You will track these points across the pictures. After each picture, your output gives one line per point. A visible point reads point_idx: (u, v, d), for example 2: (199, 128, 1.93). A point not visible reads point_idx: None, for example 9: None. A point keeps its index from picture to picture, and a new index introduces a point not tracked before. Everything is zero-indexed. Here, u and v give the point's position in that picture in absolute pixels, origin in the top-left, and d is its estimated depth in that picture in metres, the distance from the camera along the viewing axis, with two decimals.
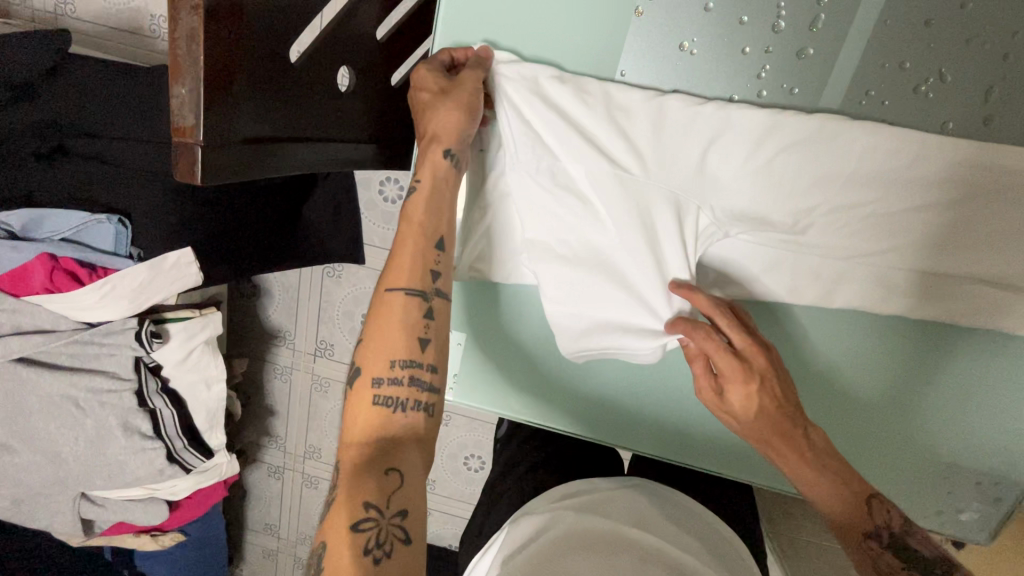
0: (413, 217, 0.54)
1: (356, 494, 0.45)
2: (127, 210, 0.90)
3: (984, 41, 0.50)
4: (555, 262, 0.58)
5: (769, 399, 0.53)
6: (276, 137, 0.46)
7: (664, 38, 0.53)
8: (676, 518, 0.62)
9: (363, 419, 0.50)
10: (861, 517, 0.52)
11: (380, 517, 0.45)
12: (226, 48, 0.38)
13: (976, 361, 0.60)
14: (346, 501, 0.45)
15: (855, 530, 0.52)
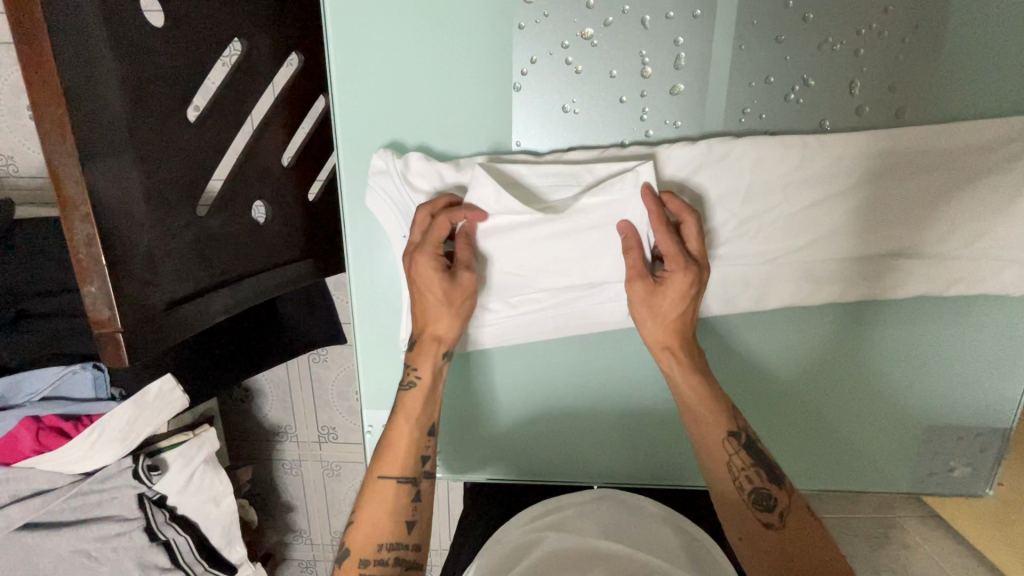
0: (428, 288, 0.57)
1: (391, 488, 0.59)
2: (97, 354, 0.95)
3: (834, 43, 0.53)
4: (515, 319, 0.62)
5: (688, 315, 0.58)
6: (200, 291, 0.48)
7: (547, 105, 0.56)
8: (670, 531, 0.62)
9: (395, 438, 0.60)
10: (730, 447, 0.58)
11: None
12: (131, 235, 0.40)
13: (928, 325, 0.62)
14: (379, 490, 0.59)
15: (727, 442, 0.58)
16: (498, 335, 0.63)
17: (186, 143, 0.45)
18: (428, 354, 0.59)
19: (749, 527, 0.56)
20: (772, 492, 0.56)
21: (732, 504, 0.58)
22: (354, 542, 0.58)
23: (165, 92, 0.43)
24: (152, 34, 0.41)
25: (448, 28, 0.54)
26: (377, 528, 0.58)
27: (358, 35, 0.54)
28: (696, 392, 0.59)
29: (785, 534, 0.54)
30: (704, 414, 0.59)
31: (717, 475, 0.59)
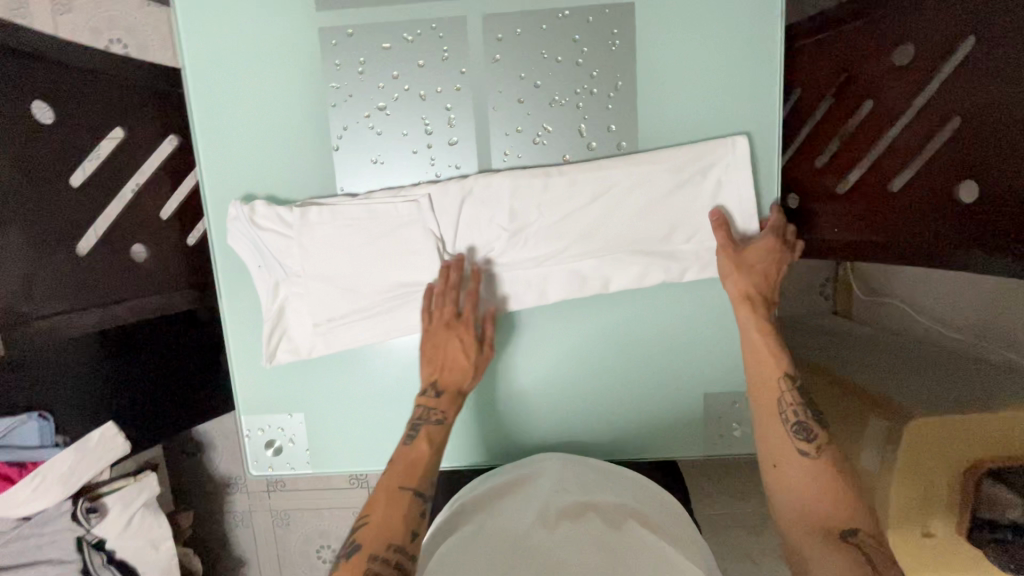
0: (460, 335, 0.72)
1: (395, 496, 0.64)
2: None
3: (560, 101, 0.72)
4: (351, 326, 0.77)
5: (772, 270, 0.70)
6: (71, 309, 0.68)
7: (359, 159, 0.75)
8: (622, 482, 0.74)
9: (397, 457, 0.68)
10: (774, 373, 0.69)
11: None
12: (3, 269, 0.62)
13: (683, 309, 0.77)
14: (387, 497, 0.64)
15: (773, 374, 0.69)
16: (339, 343, 0.77)
17: (67, 199, 0.66)
18: (454, 399, 0.71)
19: (778, 452, 0.67)
20: (812, 424, 0.67)
21: (773, 434, 0.68)
22: (357, 553, 0.59)
23: (48, 165, 0.64)
24: (36, 129, 0.63)
25: (281, 112, 0.74)
26: (389, 524, 0.62)
27: (215, 120, 0.74)
28: (768, 350, 0.69)
29: (818, 461, 0.65)
30: (759, 360, 0.70)
31: (766, 395, 0.69)
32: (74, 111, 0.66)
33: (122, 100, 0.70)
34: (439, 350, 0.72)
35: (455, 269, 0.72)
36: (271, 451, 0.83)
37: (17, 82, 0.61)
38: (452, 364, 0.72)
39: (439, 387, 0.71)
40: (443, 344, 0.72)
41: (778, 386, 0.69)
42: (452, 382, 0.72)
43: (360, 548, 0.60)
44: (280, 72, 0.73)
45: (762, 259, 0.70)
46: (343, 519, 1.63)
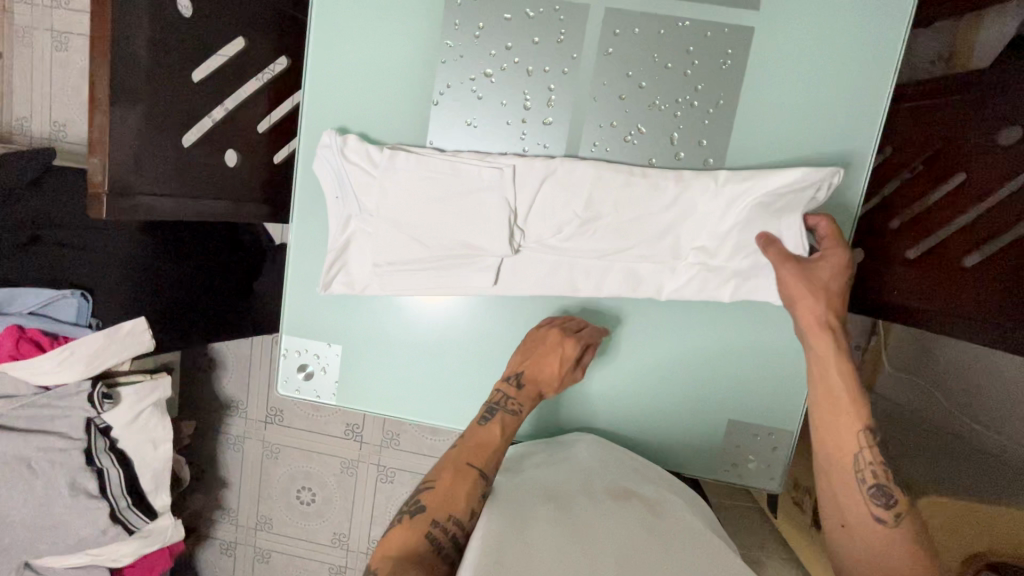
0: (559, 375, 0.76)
1: (465, 472, 0.69)
2: (88, 287, 1.12)
3: (660, 106, 0.74)
4: (408, 274, 0.79)
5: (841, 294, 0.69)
6: (165, 196, 0.66)
7: (455, 118, 0.77)
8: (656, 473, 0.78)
9: (477, 431, 0.74)
10: (858, 421, 0.68)
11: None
12: (125, 136, 0.59)
13: (728, 333, 0.79)
14: (458, 472, 0.69)
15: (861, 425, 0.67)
16: (393, 287, 0.80)
17: (185, 97, 0.66)
18: (531, 399, 0.77)
19: (863, 510, 0.66)
20: (891, 487, 0.66)
21: (847, 489, 0.67)
22: (413, 518, 0.66)
23: (176, 58, 0.64)
24: (173, 20, 0.62)
25: (393, 56, 0.76)
26: (451, 500, 0.67)
27: (329, 50, 0.77)
28: (835, 373, 0.68)
29: (895, 529, 0.65)
30: (835, 415, 0.68)
31: (840, 446, 0.68)
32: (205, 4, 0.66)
33: (252, 11, 0.73)
34: (541, 360, 0.75)
35: (576, 324, 0.77)
36: (303, 374, 0.85)
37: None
38: (540, 376, 0.76)
39: (520, 381, 0.77)
40: (537, 362, 0.75)
41: (863, 440, 0.67)
42: (531, 396, 0.77)
43: (421, 512, 0.67)
44: (401, 19, 0.75)
45: (830, 275, 0.68)
46: (329, 466, 1.67)
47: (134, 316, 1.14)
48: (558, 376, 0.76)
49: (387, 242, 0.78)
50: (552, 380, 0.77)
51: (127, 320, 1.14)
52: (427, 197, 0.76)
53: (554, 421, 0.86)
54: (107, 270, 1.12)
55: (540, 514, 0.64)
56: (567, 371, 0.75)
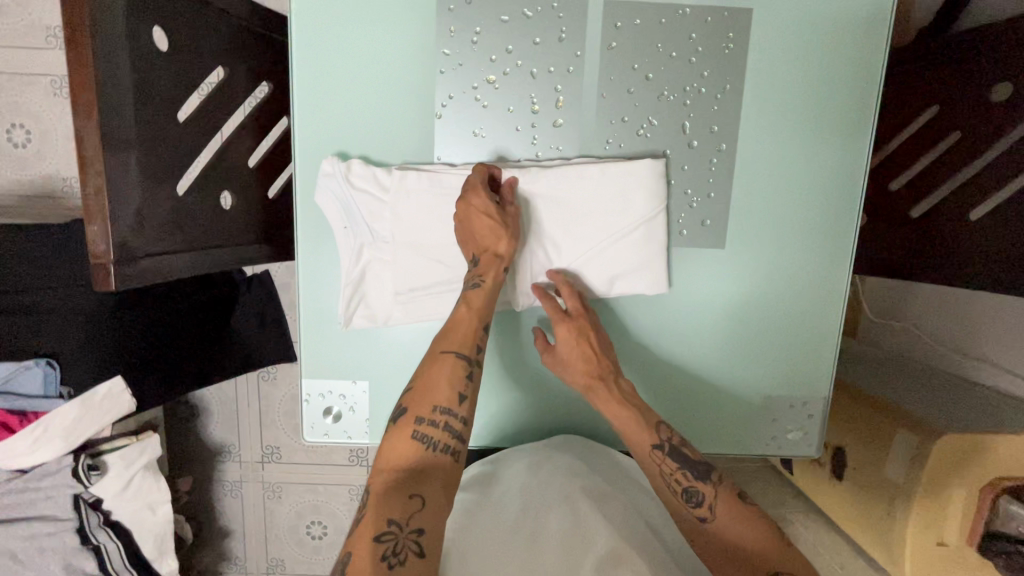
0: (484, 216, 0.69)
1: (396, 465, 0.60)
2: (54, 352, 0.97)
3: (669, 96, 0.73)
4: (432, 297, 0.75)
5: (592, 351, 0.73)
6: (167, 252, 0.59)
7: (461, 129, 0.74)
8: (620, 476, 0.81)
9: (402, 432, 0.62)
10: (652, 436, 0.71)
11: (400, 533, 0.55)
12: (125, 195, 0.52)
13: (753, 312, 0.81)
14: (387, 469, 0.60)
15: (647, 447, 0.70)
16: (418, 312, 0.76)
17: (176, 140, 0.59)
18: (492, 265, 0.70)
19: (685, 518, 0.69)
20: (698, 488, 0.68)
21: (667, 500, 0.70)
22: (390, 456, 0.60)
23: (164, 98, 0.57)
24: (158, 57, 0.56)
25: (387, 70, 0.72)
26: (433, 393, 0.63)
27: (317, 70, 0.71)
28: (622, 414, 0.72)
29: (717, 524, 0.67)
30: (634, 430, 0.71)
31: (649, 467, 0.71)
32: (183, 34, 0.59)
33: (229, 36, 0.66)
34: (476, 236, 0.70)
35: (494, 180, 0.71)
36: (329, 417, 0.81)
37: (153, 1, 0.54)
38: (486, 240, 0.70)
39: (479, 275, 0.69)
40: (469, 234, 0.70)
41: (653, 464, 0.70)
42: (487, 264, 0.70)
43: (405, 414, 0.63)
44: (392, 30, 0.71)
45: (571, 344, 0.73)
46: (339, 495, 1.61)
47: (111, 374, 1.03)
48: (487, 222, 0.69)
49: (405, 267, 0.74)
50: (491, 230, 0.69)
51: (100, 385, 1.02)
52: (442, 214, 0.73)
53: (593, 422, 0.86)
54: (71, 327, 0.97)
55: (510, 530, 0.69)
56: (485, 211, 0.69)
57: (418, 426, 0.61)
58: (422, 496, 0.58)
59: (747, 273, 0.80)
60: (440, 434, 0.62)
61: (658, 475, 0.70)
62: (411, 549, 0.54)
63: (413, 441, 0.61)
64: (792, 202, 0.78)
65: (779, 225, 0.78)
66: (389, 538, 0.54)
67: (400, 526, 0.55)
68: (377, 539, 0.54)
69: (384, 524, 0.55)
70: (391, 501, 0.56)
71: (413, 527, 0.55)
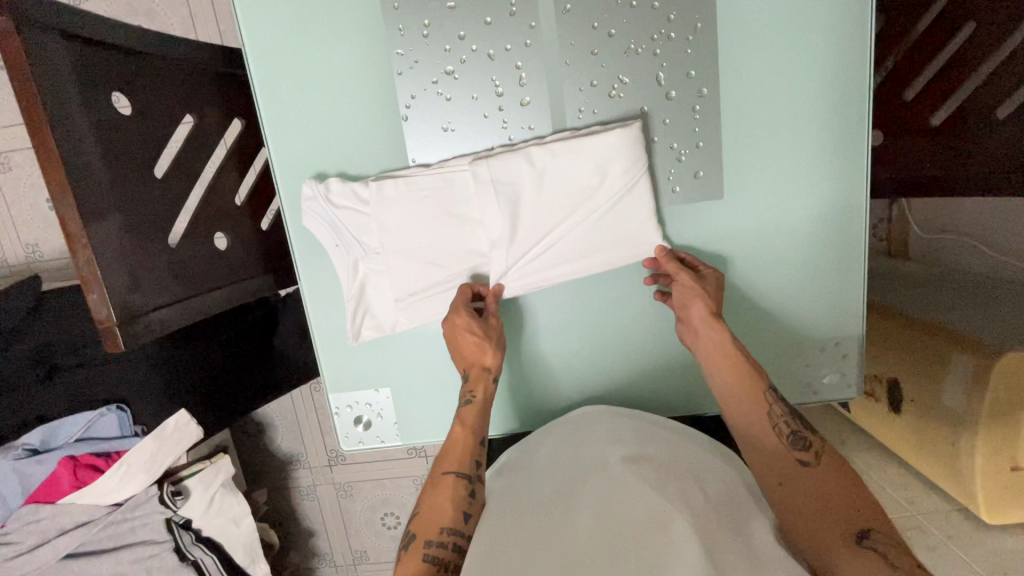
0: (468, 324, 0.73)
1: (445, 510, 0.66)
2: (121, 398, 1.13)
3: (637, 49, 0.69)
4: (431, 298, 0.76)
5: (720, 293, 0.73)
6: (171, 303, 0.63)
7: (430, 127, 0.72)
8: (675, 445, 0.71)
9: (440, 476, 0.69)
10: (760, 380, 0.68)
11: (451, 544, 0.64)
12: (117, 260, 0.55)
13: (768, 259, 0.76)
14: (436, 509, 0.67)
15: (756, 389, 0.67)
16: (422, 315, 0.77)
17: (155, 198, 0.62)
18: (482, 378, 0.74)
19: (784, 466, 0.62)
20: (806, 433, 0.64)
21: (765, 443, 0.65)
22: (426, 501, 0.68)
23: (135, 158, 0.60)
24: (121, 122, 0.58)
25: (347, 84, 0.72)
26: (458, 444, 0.71)
27: (280, 97, 0.72)
28: (733, 357, 0.68)
29: (821, 469, 0.61)
30: (740, 370, 0.68)
31: (755, 410, 0.66)
32: (141, 92, 0.61)
33: (191, 82, 0.68)
34: (463, 353, 0.74)
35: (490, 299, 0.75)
36: (361, 425, 0.84)
37: (103, 71, 0.56)
38: (473, 353, 0.74)
39: (466, 370, 0.75)
40: (455, 339, 0.75)
41: (763, 399, 0.67)
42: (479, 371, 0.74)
43: (437, 464, 0.70)
44: (343, 42, 0.70)
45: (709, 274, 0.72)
46: (405, 486, 1.69)
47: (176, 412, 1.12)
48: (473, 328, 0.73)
49: (400, 274, 0.75)
50: (476, 339, 0.73)
51: (170, 418, 1.12)
52: (425, 216, 0.73)
53: (618, 395, 0.85)
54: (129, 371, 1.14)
55: (536, 516, 0.64)
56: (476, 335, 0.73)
57: (455, 470, 0.69)
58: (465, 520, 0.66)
59: (755, 220, 0.75)
60: (471, 473, 0.70)
61: (765, 413, 0.66)
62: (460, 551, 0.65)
63: (449, 480, 0.68)
64: (791, 134, 0.72)
65: (782, 161, 0.72)
66: (441, 545, 0.64)
67: (449, 538, 0.64)
68: (427, 546, 0.64)
69: (432, 539, 0.64)
70: (434, 519, 0.66)
71: (457, 540, 0.65)
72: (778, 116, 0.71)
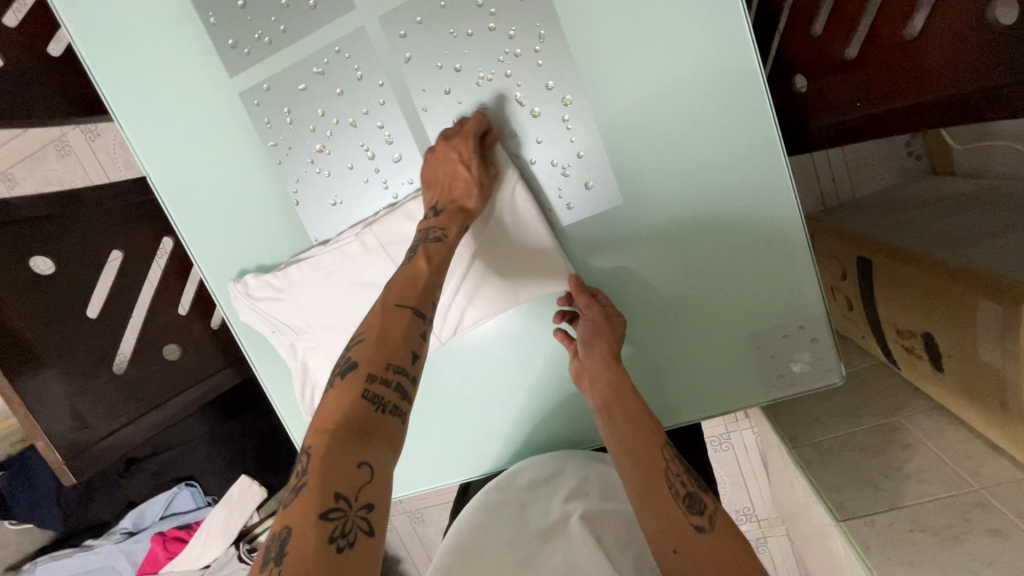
0: (442, 172, 0.66)
1: (330, 483, 0.46)
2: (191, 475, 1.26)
3: (486, 76, 0.66)
4: None
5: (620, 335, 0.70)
6: (127, 421, 0.76)
7: (320, 205, 0.74)
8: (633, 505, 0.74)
9: (335, 406, 0.52)
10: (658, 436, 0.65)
11: (347, 510, 0.45)
12: (59, 408, 0.68)
13: (698, 254, 0.69)
14: (318, 489, 0.45)
15: (655, 442, 0.65)
16: None
17: (87, 335, 0.74)
18: (455, 219, 0.66)
19: (685, 530, 0.58)
20: (703, 498, 0.62)
21: (663, 502, 0.61)
22: (362, 355, 0.55)
23: (64, 312, 0.71)
24: (42, 282, 0.69)
25: (239, 185, 0.76)
26: (390, 350, 0.56)
27: (188, 212, 0.77)
28: (634, 402, 0.67)
29: (715, 534, 0.58)
30: (640, 421, 0.65)
31: (653, 466, 0.63)
32: (62, 251, 0.72)
33: (110, 223, 0.77)
34: (441, 179, 0.66)
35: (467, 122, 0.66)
36: None
37: (11, 247, 0.67)
38: (455, 188, 0.66)
39: (438, 207, 0.66)
40: (435, 169, 0.67)
41: (661, 455, 0.64)
42: (453, 210, 0.66)
43: (354, 368, 0.55)
44: (224, 149, 0.74)
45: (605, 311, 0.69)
46: None
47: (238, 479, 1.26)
48: (452, 178, 0.66)
49: (331, 350, 0.77)
50: (450, 169, 0.65)
51: (234, 486, 1.26)
52: (337, 291, 0.75)
53: (580, 417, 0.81)
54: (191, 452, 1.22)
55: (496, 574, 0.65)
56: (451, 136, 0.65)
57: (408, 305, 0.59)
58: (377, 411, 0.52)
59: (666, 215, 0.68)
60: (425, 313, 0.61)
61: (662, 470, 0.63)
62: (360, 528, 0.45)
63: (405, 315, 0.59)
64: (682, 117, 0.64)
65: (681, 149, 0.65)
66: (339, 516, 0.44)
67: (348, 502, 0.45)
68: (322, 517, 0.44)
69: (376, 376, 0.54)
70: (339, 473, 0.46)
71: (362, 502, 0.46)
72: (661, 103, 0.64)
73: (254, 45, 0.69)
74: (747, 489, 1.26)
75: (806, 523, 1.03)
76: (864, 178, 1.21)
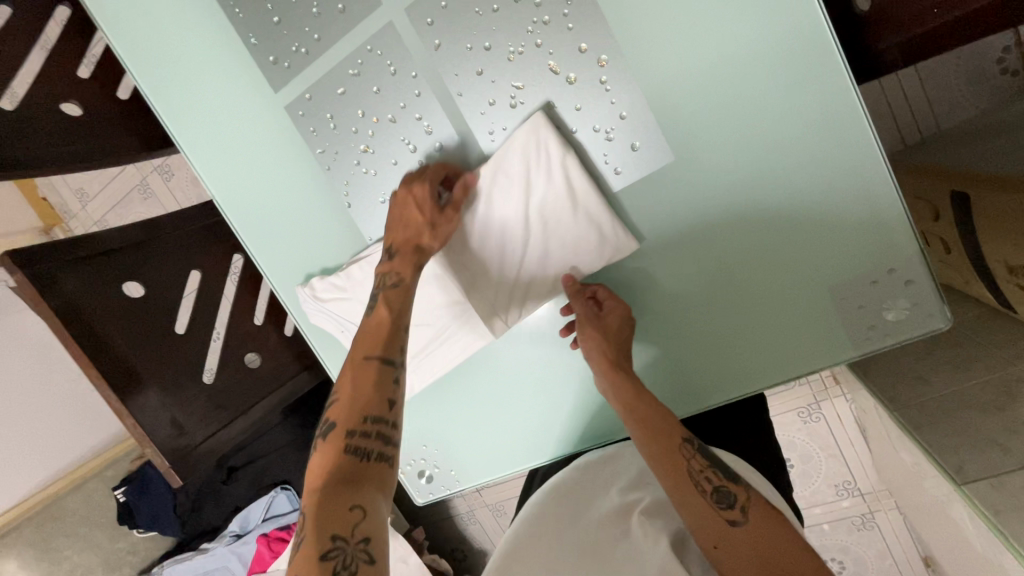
0: (403, 212, 0.68)
1: (324, 527, 0.48)
2: (286, 479, 1.36)
3: (518, 50, 0.64)
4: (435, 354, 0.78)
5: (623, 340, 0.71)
6: (220, 428, 0.83)
7: (372, 203, 0.76)
8: None
9: (321, 459, 0.54)
10: (672, 435, 0.65)
11: (346, 547, 0.48)
12: (159, 417, 0.75)
13: (764, 203, 0.64)
14: (312, 539, 0.48)
15: (668, 440, 0.65)
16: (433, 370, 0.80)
17: (175, 352, 0.79)
18: (410, 259, 0.66)
19: (715, 526, 0.58)
20: (731, 489, 0.61)
21: (690, 496, 0.61)
22: (339, 415, 0.57)
23: (155, 331, 0.78)
24: (134, 304, 0.76)
25: (295, 194, 0.79)
26: (360, 399, 0.58)
27: (253, 226, 0.82)
28: (640, 404, 0.67)
29: (750, 526, 0.58)
30: (650, 420, 0.66)
31: (669, 469, 0.63)
32: (148, 275, 0.79)
33: (186, 247, 0.84)
34: (400, 222, 0.68)
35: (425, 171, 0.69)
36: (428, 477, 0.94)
37: (103, 273, 0.73)
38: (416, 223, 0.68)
39: (393, 249, 0.68)
40: (401, 205, 0.69)
41: (680, 454, 0.64)
42: (409, 252, 0.67)
43: (331, 428, 0.56)
44: (277, 163, 0.78)
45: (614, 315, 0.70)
46: None
47: None
48: (415, 214, 0.68)
49: None
50: (408, 211, 0.68)
51: None
52: None
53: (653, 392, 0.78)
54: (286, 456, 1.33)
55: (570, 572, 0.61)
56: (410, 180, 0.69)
57: (375, 355, 0.61)
58: (361, 461, 0.54)
59: (722, 168, 0.64)
60: (397, 358, 0.62)
61: (682, 467, 0.63)
62: (361, 559, 0.48)
63: (372, 366, 0.60)
64: (729, 58, 0.59)
65: (733, 92, 0.60)
66: (336, 555, 0.47)
67: (346, 539, 0.48)
68: (322, 557, 0.47)
69: (356, 429, 0.55)
70: (333, 518, 0.49)
71: (359, 536, 0.49)
72: (703, 46, 0.60)
73: (294, 57, 0.72)
74: (851, 459, 1.16)
75: (919, 492, 0.93)
76: (951, 107, 1.07)
